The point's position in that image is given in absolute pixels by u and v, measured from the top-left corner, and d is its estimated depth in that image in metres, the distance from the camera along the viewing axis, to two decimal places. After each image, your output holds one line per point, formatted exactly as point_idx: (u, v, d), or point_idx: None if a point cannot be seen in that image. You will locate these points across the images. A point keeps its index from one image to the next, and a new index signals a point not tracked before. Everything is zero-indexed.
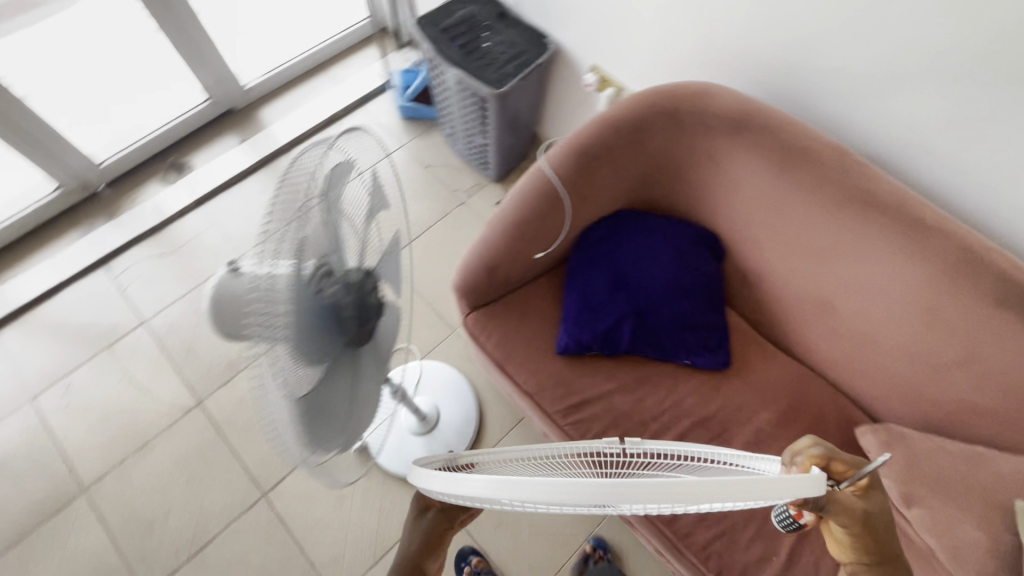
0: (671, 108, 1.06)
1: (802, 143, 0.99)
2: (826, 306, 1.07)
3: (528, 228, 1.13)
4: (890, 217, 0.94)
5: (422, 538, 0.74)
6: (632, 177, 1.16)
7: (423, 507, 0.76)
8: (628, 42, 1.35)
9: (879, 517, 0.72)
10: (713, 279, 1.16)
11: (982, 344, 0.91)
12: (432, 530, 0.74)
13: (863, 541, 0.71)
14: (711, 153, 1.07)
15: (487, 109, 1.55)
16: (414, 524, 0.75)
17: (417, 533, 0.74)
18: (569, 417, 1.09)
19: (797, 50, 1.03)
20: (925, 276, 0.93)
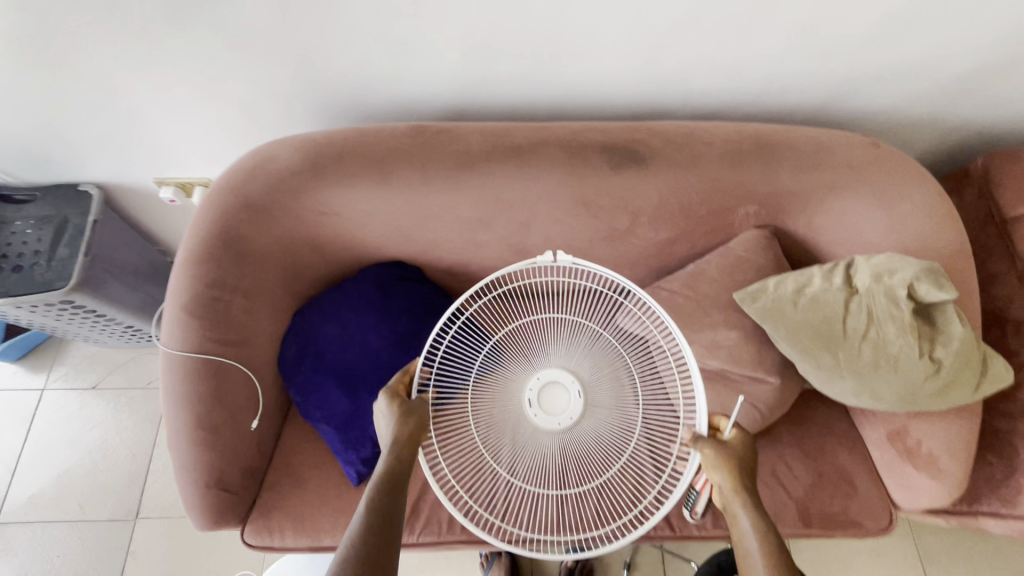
0: (246, 199, 0.88)
1: (385, 148, 0.92)
2: (523, 250, 1.06)
3: (215, 417, 0.90)
4: (498, 160, 0.94)
5: (416, 421, 0.79)
6: (276, 280, 0.97)
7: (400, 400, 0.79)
8: (163, 145, 1.11)
9: (726, 487, 0.76)
10: (428, 299, 1.06)
11: (635, 203, 0.98)
12: (421, 410, 0.80)
13: (730, 480, 0.76)
14: (318, 207, 0.92)
15: (83, 305, 1.19)
16: (401, 414, 0.78)
17: (413, 416, 0.79)
18: (416, 526, 1.02)
19: (308, 68, 0.94)
20: (560, 183, 0.95)
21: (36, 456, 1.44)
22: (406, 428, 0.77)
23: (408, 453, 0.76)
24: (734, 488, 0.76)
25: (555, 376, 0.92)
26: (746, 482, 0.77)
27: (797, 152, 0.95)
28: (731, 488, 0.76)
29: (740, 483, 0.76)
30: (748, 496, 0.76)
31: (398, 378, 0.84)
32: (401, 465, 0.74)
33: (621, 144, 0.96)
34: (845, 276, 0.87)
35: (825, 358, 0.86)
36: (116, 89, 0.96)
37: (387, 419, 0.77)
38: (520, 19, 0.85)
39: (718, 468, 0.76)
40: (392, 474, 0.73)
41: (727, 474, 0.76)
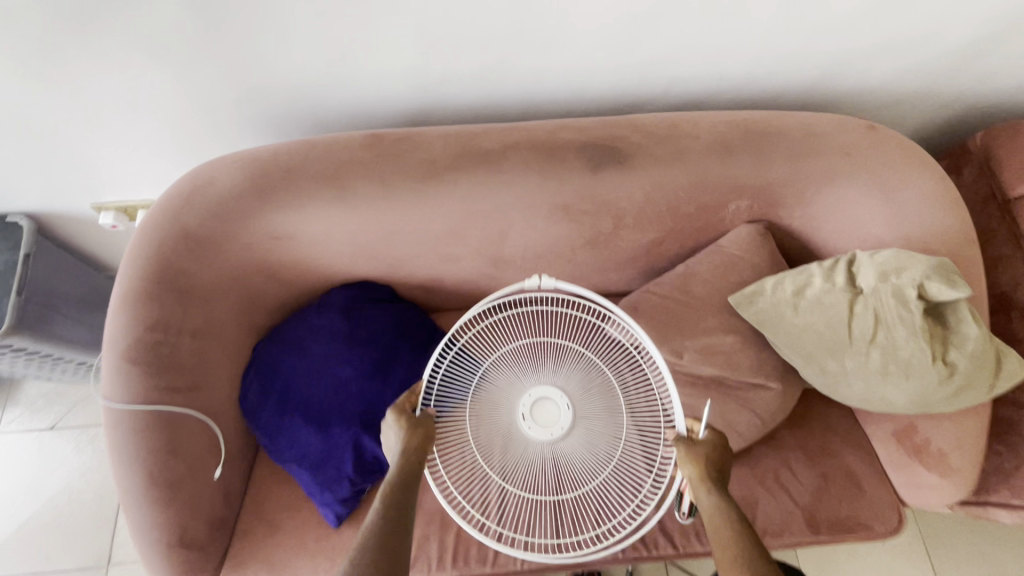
0: (184, 229, 0.78)
1: (339, 161, 0.82)
2: (501, 261, 0.98)
3: (171, 472, 0.81)
4: (466, 168, 0.85)
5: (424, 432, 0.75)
6: (229, 314, 0.87)
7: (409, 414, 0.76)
8: (95, 168, 1.00)
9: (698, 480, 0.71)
10: (400, 321, 0.98)
11: (618, 205, 0.90)
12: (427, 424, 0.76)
13: (698, 472, 0.71)
14: (268, 231, 0.82)
15: (24, 347, 1.08)
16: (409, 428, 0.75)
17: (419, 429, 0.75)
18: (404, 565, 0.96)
19: (245, 75, 0.83)
20: (536, 190, 0.87)
21: None
22: (415, 439, 0.74)
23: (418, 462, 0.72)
24: (702, 482, 0.71)
25: (547, 390, 0.86)
26: (716, 477, 0.71)
27: (790, 141, 0.88)
28: (700, 481, 0.71)
29: (708, 477, 0.71)
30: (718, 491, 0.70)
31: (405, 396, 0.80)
32: (413, 473, 0.71)
33: (600, 143, 0.88)
34: (848, 275, 0.80)
35: (830, 364, 0.80)
36: (29, 110, 0.85)
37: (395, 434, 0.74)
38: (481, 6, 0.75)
39: (685, 460, 0.72)
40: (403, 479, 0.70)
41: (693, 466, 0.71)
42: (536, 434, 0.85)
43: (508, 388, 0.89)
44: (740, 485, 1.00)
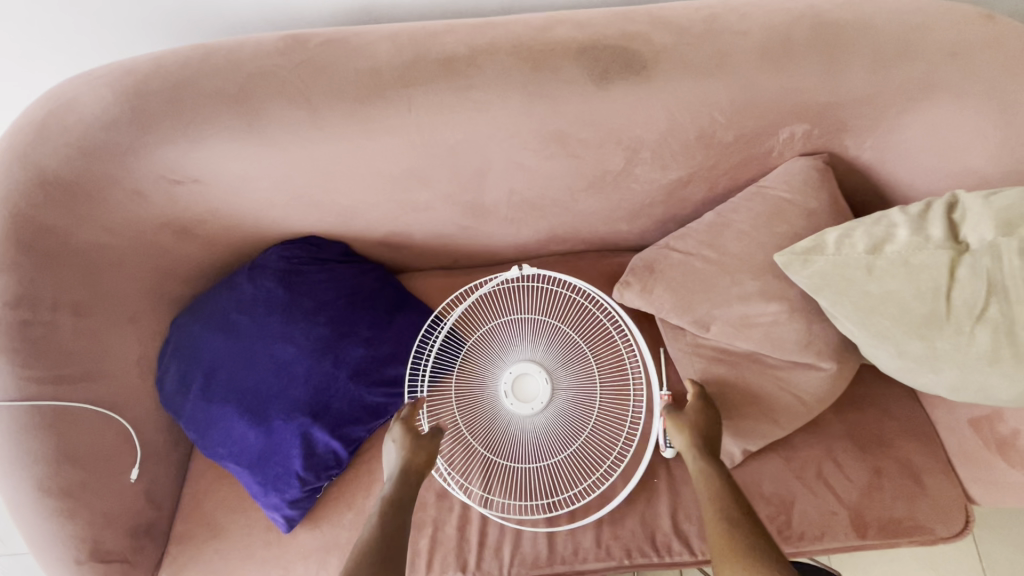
0: (43, 174, 0.59)
1: (247, 75, 0.61)
2: (480, 210, 0.76)
3: (65, 480, 0.65)
4: (423, 82, 0.62)
5: (428, 452, 0.69)
6: (129, 282, 0.69)
7: (413, 428, 0.70)
8: None
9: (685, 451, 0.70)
10: (355, 287, 0.79)
11: (629, 133, 0.67)
12: (433, 445, 0.70)
13: (683, 441, 0.71)
14: (163, 173, 0.62)
15: None
16: (411, 446, 0.68)
17: (422, 447, 0.68)
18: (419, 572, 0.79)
19: None
20: (520, 112, 0.64)
21: None
22: (417, 457, 0.68)
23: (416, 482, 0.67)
24: (689, 450, 0.70)
25: (524, 362, 0.81)
26: (702, 442, 0.70)
27: (868, 39, 0.64)
28: (686, 449, 0.70)
29: (693, 443, 0.70)
30: (704, 457, 0.68)
31: (410, 410, 0.71)
32: (410, 489, 0.65)
33: (608, 46, 0.64)
34: (948, 226, 0.59)
35: (912, 345, 0.60)
36: None
37: (396, 451, 0.68)
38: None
39: (673, 430, 0.73)
40: (398, 494, 0.64)
41: (680, 437, 0.72)
42: (520, 411, 0.79)
43: (489, 363, 0.83)
44: (774, 480, 0.82)
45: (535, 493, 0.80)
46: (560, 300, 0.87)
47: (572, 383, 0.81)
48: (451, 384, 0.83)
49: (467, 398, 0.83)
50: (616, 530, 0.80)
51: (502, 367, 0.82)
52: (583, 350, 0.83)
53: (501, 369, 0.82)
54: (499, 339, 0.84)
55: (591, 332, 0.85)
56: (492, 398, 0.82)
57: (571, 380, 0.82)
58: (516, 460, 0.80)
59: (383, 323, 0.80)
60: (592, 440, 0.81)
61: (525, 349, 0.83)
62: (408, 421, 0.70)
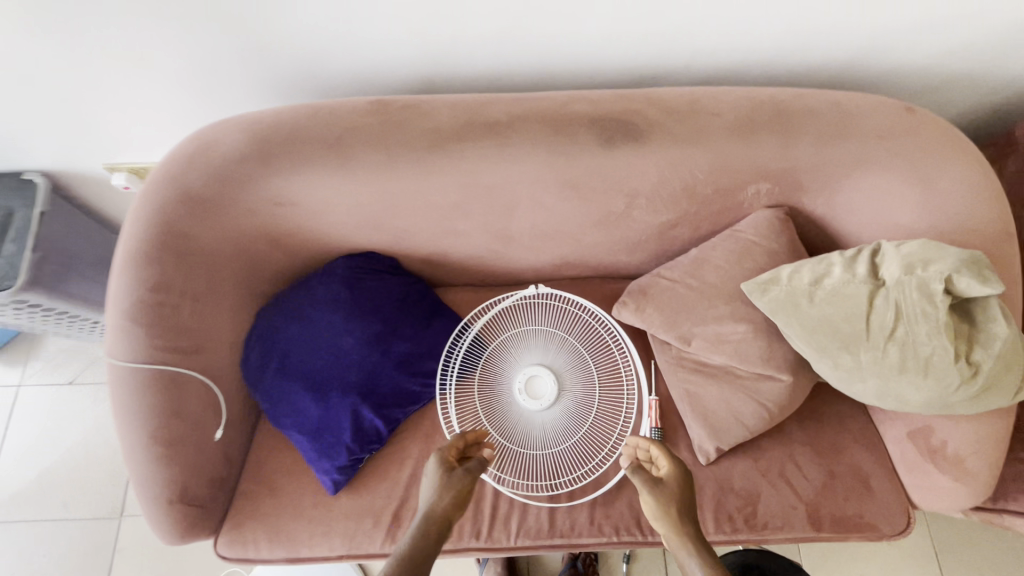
0: (187, 193, 0.79)
1: (344, 128, 0.81)
2: (508, 237, 0.95)
3: (170, 433, 0.83)
4: (474, 140, 0.82)
5: (458, 490, 0.72)
6: (231, 278, 0.88)
7: (450, 463, 0.76)
8: (106, 130, 1.00)
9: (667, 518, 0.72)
10: (403, 294, 0.98)
11: (630, 184, 0.87)
12: (463, 480, 0.74)
13: (671, 526, 0.72)
14: (272, 198, 0.82)
15: (41, 304, 1.11)
16: (445, 479, 0.74)
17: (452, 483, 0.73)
18: None
19: (247, 37, 0.81)
20: (545, 164, 0.83)
21: (17, 456, 1.39)
22: (448, 495, 0.71)
23: (444, 524, 0.68)
24: (678, 535, 0.71)
25: (537, 364, 0.98)
26: (687, 522, 0.72)
27: (816, 122, 0.83)
28: (674, 536, 0.71)
29: (677, 520, 0.72)
30: (695, 541, 0.70)
31: (452, 442, 0.80)
32: (436, 531, 0.67)
33: (615, 117, 0.84)
34: (870, 266, 0.76)
35: (843, 358, 0.76)
36: (32, 62, 0.83)
37: (432, 485, 0.73)
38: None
39: (654, 508, 0.73)
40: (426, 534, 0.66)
41: (663, 517, 0.72)
42: (532, 406, 0.95)
43: (508, 364, 1.00)
44: (744, 476, 0.97)
45: (540, 475, 0.95)
46: (570, 314, 1.04)
47: (577, 385, 0.98)
48: (475, 379, 0.99)
49: (487, 391, 0.99)
50: (607, 510, 0.95)
51: (520, 368, 0.98)
52: (586, 358, 1.00)
53: (517, 369, 0.99)
54: (517, 344, 1.01)
55: (596, 343, 1.01)
56: (509, 392, 0.98)
57: (576, 383, 0.98)
58: (526, 446, 0.95)
59: (423, 325, 0.98)
60: (591, 434, 0.96)
61: (539, 354, 0.99)
62: (446, 455, 0.77)
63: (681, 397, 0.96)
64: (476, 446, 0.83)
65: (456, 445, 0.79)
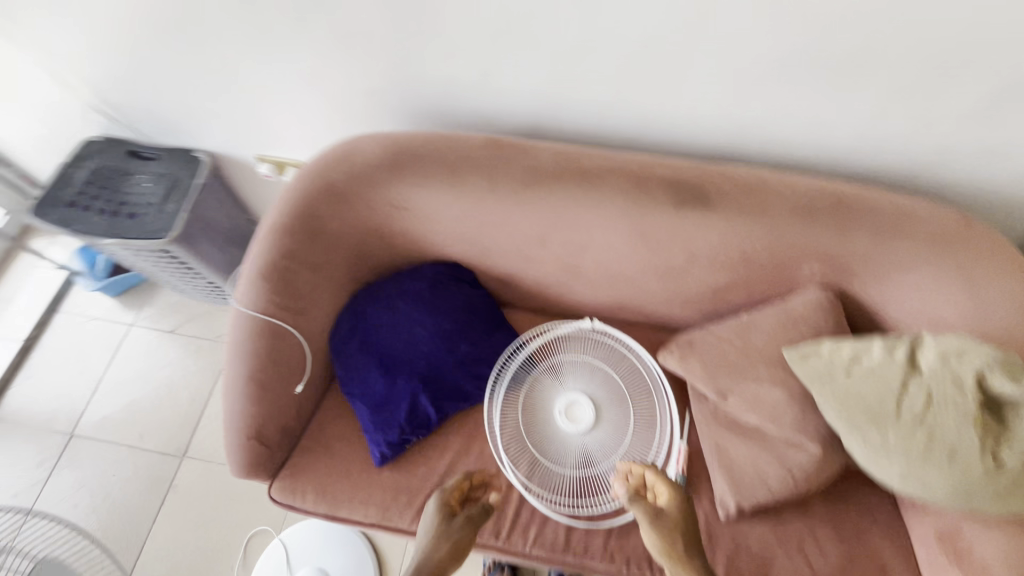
0: (327, 185, 0.98)
1: (461, 155, 0.98)
2: (576, 271, 1.08)
3: (265, 376, 0.99)
4: (565, 181, 0.97)
5: (453, 538, 0.87)
6: (341, 259, 1.06)
7: (450, 511, 0.91)
8: (269, 127, 1.24)
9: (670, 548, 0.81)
10: (475, 302, 1.11)
11: (693, 242, 0.97)
12: (459, 529, 0.89)
13: (674, 554, 0.81)
14: (391, 201, 1.00)
15: (179, 255, 1.34)
16: (444, 526, 0.89)
17: (450, 530, 0.88)
18: None
19: (401, 72, 1.01)
20: (621, 212, 0.96)
21: (114, 381, 1.61)
22: (444, 542, 0.87)
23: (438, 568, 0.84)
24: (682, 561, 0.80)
25: (579, 391, 1.07)
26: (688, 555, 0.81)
27: (876, 217, 0.91)
28: (678, 562, 0.81)
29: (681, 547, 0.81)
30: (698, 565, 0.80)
31: (453, 488, 0.94)
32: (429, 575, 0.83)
33: (691, 183, 0.96)
34: (909, 354, 0.82)
35: (872, 435, 0.82)
36: (238, 67, 1.08)
37: (432, 528, 0.89)
38: (611, 40, 0.87)
39: (656, 539, 0.83)
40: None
41: (665, 547, 0.82)
42: (569, 428, 1.04)
43: (553, 385, 1.08)
44: (761, 540, 1.00)
45: (564, 493, 1.03)
46: (618, 353, 1.11)
47: (613, 418, 1.05)
48: (522, 393, 1.08)
49: (530, 406, 1.07)
50: (621, 541, 1.00)
51: (564, 391, 1.08)
52: (625, 395, 1.07)
53: (561, 392, 1.07)
54: (565, 369, 1.09)
55: (638, 383, 1.08)
56: (550, 411, 1.07)
57: (613, 416, 1.06)
58: (557, 462, 1.04)
59: (486, 334, 1.11)
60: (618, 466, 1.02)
61: (583, 383, 1.08)
62: (447, 502, 0.92)
63: (710, 449, 1.02)
64: (481, 487, 0.97)
65: (456, 491, 0.94)
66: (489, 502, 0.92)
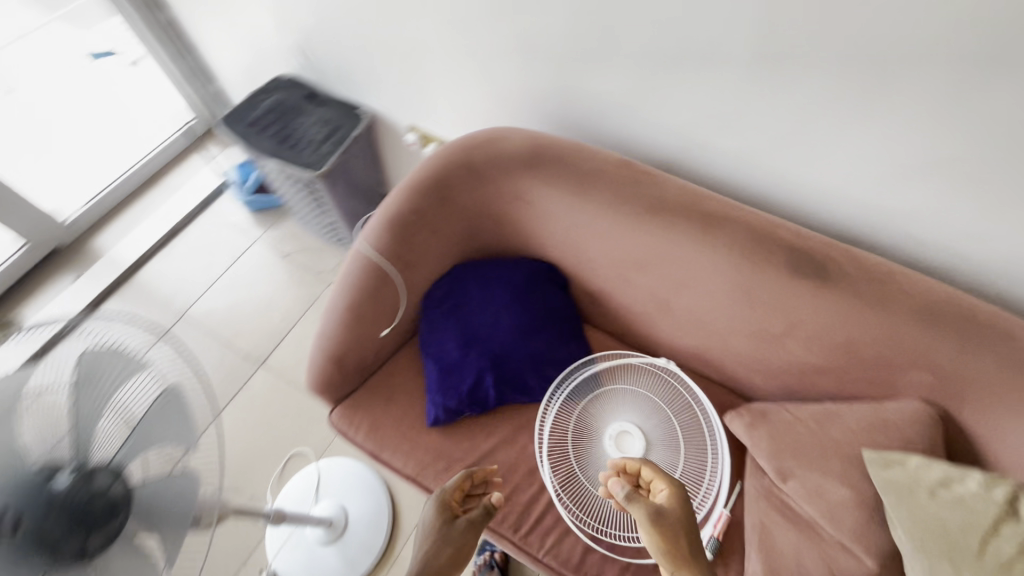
0: (468, 162, 1.08)
1: (594, 168, 1.04)
2: (666, 307, 1.09)
3: (361, 310, 1.10)
4: (685, 218, 0.99)
5: (456, 542, 0.88)
6: (457, 230, 1.16)
7: (450, 514, 0.92)
8: (430, 102, 1.38)
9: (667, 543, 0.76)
10: (562, 307, 1.16)
11: (797, 312, 0.96)
12: (462, 532, 0.90)
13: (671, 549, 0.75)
14: (517, 191, 1.08)
15: (318, 191, 1.51)
16: (449, 527, 0.90)
17: (454, 532, 0.89)
18: None
19: (563, 82, 1.10)
20: (732, 261, 0.97)
21: (229, 282, 1.83)
22: (448, 546, 0.88)
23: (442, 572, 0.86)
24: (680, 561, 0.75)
25: (634, 424, 1.08)
26: (689, 555, 0.75)
27: (1012, 346, 0.84)
28: (673, 559, 0.75)
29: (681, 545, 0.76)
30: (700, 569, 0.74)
31: (455, 489, 0.95)
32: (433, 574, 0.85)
33: (813, 255, 0.94)
34: (1008, 498, 0.78)
35: (943, 565, 0.76)
36: (425, 45, 1.23)
37: (432, 530, 0.90)
38: (771, 95, 0.89)
39: (652, 534, 0.77)
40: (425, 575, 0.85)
41: (663, 542, 0.76)
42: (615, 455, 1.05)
43: (611, 410, 1.10)
44: None
45: (591, 515, 1.02)
46: (682, 401, 1.10)
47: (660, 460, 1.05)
48: (578, 406, 1.10)
49: (583, 421, 1.09)
50: None
51: (619, 419, 1.09)
52: (678, 442, 1.06)
53: (616, 419, 1.09)
54: (626, 399, 1.11)
55: (694, 436, 1.07)
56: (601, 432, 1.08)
57: (660, 458, 1.05)
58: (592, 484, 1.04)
59: (563, 339, 1.15)
60: None
61: (639, 418, 1.09)
62: (447, 504, 0.93)
63: (753, 525, 0.97)
64: (482, 485, 0.99)
65: (456, 492, 0.95)
66: (491, 503, 0.92)
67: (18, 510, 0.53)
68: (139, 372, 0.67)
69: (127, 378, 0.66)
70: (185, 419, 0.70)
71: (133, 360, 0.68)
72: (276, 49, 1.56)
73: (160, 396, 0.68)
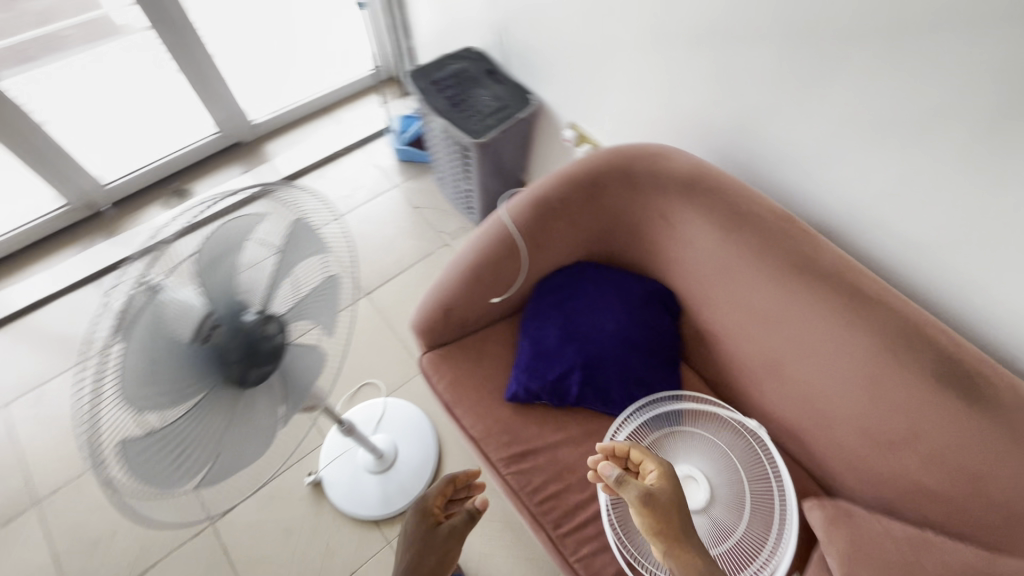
0: (626, 168, 1.12)
1: (751, 209, 1.02)
2: (776, 369, 1.05)
3: (483, 272, 1.16)
4: (832, 285, 0.95)
5: (436, 540, 0.89)
6: (592, 228, 1.20)
7: (432, 518, 0.93)
8: (600, 106, 1.42)
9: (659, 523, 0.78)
10: (667, 334, 1.16)
11: (924, 419, 0.88)
12: (445, 532, 0.90)
13: (662, 525, 0.78)
14: (664, 209, 1.11)
15: (470, 157, 1.62)
16: (429, 531, 0.91)
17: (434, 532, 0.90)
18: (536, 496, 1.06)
19: (745, 119, 1.09)
20: (868, 344, 0.92)
21: (362, 214, 2.00)
22: (429, 546, 0.89)
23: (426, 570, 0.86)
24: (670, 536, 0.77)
25: (703, 472, 1.05)
26: (678, 532, 0.77)
27: None
28: (663, 535, 0.77)
29: (670, 523, 0.78)
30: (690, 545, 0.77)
31: (437, 496, 0.97)
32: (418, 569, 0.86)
33: (966, 367, 0.86)
34: None
35: None
36: (618, 53, 1.27)
37: (413, 532, 0.92)
38: (974, 191, 0.83)
39: (641, 511, 0.79)
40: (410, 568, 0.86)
41: (654, 516, 0.78)
42: None
43: (683, 450, 1.08)
44: None
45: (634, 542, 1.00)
46: (757, 466, 1.04)
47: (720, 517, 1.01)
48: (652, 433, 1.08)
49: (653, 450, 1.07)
50: None
51: (689, 462, 1.07)
52: (745, 508, 1.02)
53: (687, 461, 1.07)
54: (703, 445, 1.08)
55: (762, 507, 1.01)
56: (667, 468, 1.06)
57: (721, 515, 1.02)
58: None
59: (659, 365, 1.14)
60: None
61: (710, 468, 1.06)
62: (430, 511, 0.95)
63: None
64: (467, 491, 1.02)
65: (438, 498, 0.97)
66: (474, 507, 0.93)
67: (218, 320, 0.66)
68: (317, 256, 0.79)
69: (309, 257, 0.78)
70: (332, 302, 0.81)
71: (320, 241, 0.79)
72: (475, 24, 1.69)
73: (323, 281, 0.80)
